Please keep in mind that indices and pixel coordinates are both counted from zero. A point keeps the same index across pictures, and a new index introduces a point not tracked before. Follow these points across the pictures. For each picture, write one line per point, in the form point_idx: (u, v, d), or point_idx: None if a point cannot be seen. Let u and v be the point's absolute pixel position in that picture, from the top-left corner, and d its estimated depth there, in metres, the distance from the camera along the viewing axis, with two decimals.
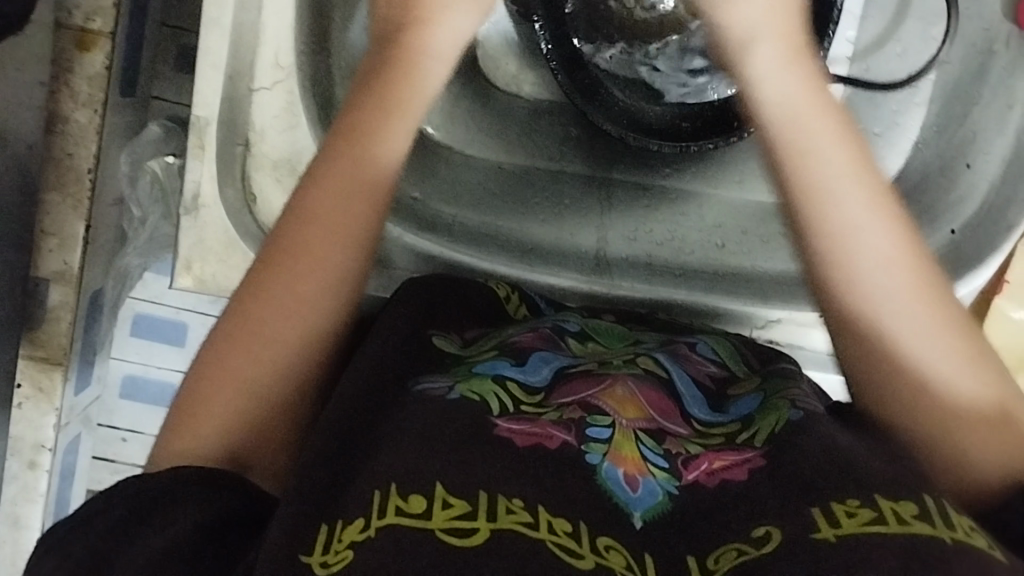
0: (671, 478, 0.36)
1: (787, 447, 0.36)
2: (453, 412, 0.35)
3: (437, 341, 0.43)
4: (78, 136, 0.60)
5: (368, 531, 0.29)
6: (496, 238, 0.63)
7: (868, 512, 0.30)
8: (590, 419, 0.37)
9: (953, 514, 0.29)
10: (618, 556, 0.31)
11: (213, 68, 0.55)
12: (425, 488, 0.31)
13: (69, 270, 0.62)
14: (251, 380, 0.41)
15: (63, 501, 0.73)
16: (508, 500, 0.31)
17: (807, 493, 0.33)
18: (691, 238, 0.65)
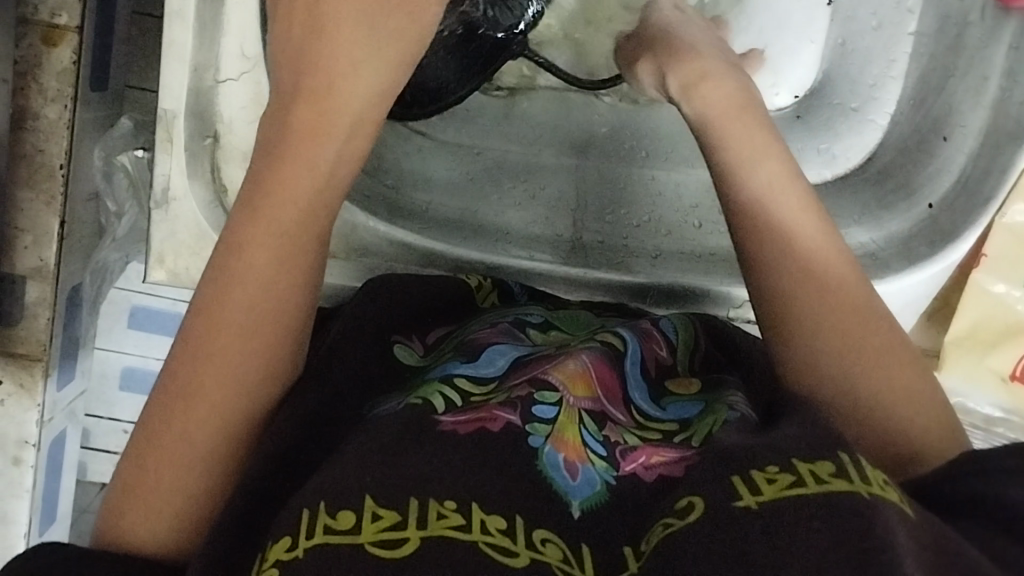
0: (610, 467, 0.36)
1: (718, 440, 0.36)
2: (395, 418, 0.36)
3: (399, 350, 0.47)
4: (49, 132, 0.60)
5: (296, 550, 0.29)
6: (466, 224, 0.62)
7: (787, 476, 0.31)
8: (539, 397, 0.38)
9: (866, 468, 0.31)
10: (554, 549, 0.31)
11: (178, 61, 0.55)
12: (354, 502, 0.31)
13: (45, 266, 0.62)
14: (197, 431, 0.38)
15: (51, 496, 0.74)
16: (439, 503, 0.31)
17: (727, 465, 0.33)
18: (667, 218, 0.64)
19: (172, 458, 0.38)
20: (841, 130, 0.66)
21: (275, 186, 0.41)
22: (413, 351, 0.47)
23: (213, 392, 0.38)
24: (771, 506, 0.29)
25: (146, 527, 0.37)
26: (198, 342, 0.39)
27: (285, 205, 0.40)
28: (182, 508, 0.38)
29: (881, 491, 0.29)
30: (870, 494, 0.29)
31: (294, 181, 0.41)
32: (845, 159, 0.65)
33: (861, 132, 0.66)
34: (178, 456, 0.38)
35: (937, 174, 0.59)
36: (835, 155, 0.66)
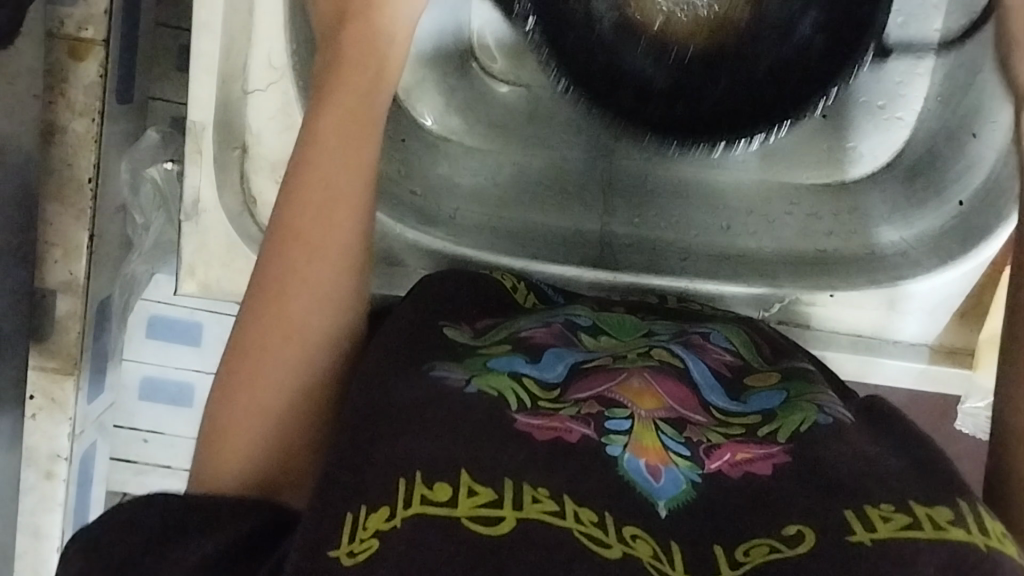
0: (694, 465, 0.38)
1: (812, 447, 0.39)
2: (460, 417, 0.37)
3: (449, 329, 0.46)
4: (76, 145, 0.60)
5: (393, 521, 0.31)
6: (498, 229, 0.62)
7: (903, 517, 0.33)
8: (609, 414, 0.39)
9: (977, 516, 0.33)
10: (643, 545, 0.33)
11: (207, 72, 0.55)
12: (451, 477, 0.33)
13: (75, 279, 0.62)
14: (277, 383, 0.43)
15: (82, 508, 0.74)
16: (534, 489, 0.34)
17: (830, 494, 0.35)
18: (696, 219, 0.64)
19: (248, 427, 0.43)
20: (869, 130, 0.67)
21: (309, 181, 0.46)
22: (461, 331, 0.46)
23: (280, 370, 0.43)
24: (886, 544, 0.32)
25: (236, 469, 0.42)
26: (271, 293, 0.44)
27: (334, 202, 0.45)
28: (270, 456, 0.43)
29: (997, 544, 0.32)
30: (989, 546, 0.32)
31: (333, 180, 0.46)
32: (874, 160, 0.66)
33: (888, 131, 0.66)
34: (252, 424, 0.43)
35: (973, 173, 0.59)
36: (863, 153, 0.67)
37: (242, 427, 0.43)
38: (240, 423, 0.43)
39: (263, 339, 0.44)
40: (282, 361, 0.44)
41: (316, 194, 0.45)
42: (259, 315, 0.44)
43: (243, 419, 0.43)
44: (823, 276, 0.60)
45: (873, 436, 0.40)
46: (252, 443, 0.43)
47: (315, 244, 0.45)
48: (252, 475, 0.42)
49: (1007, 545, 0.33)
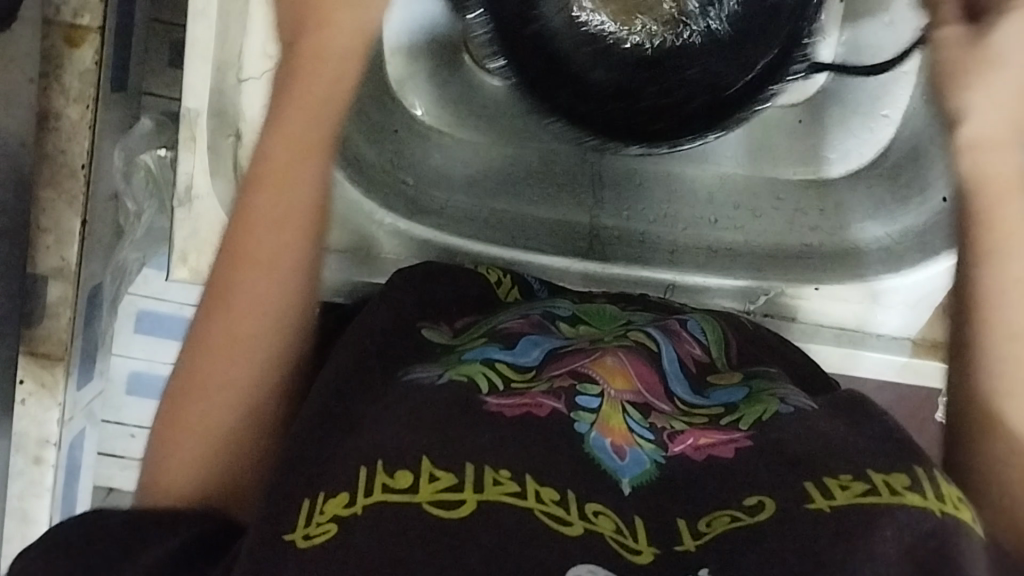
0: (658, 448, 0.39)
1: (774, 436, 0.39)
2: (433, 399, 0.38)
3: (428, 331, 0.47)
4: (70, 132, 0.60)
5: (353, 508, 0.32)
6: (486, 219, 0.63)
7: (861, 485, 0.34)
8: (581, 389, 0.40)
9: (940, 483, 0.34)
10: (606, 521, 0.34)
11: (201, 59, 0.55)
12: (411, 464, 0.34)
13: (66, 265, 0.63)
14: (229, 394, 0.42)
15: (69, 497, 0.74)
16: (495, 471, 0.34)
17: (795, 470, 0.36)
18: (683, 213, 0.65)
19: (193, 438, 0.41)
20: (855, 126, 0.67)
21: (264, 177, 0.42)
22: (442, 333, 0.48)
23: (228, 378, 0.42)
24: (842, 509, 0.33)
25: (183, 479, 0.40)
26: (229, 302, 0.42)
27: (292, 202, 0.42)
28: (221, 464, 0.41)
29: (954, 508, 0.32)
30: (943, 511, 0.32)
31: (297, 181, 0.42)
32: (860, 156, 0.66)
33: (874, 129, 0.66)
34: (199, 436, 0.41)
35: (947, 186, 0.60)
36: (849, 150, 0.67)
37: (188, 440, 0.41)
38: (188, 434, 0.41)
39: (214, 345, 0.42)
40: (235, 363, 0.42)
41: (281, 197, 0.42)
42: (209, 320, 0.42)
43: (189, 431, 0.41)
44: (804, 270, 0.61)
45: (838, 417, 0.41)
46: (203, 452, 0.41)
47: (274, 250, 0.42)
48: (203, 483, 0.41)
49: (964, 509, 0.33)
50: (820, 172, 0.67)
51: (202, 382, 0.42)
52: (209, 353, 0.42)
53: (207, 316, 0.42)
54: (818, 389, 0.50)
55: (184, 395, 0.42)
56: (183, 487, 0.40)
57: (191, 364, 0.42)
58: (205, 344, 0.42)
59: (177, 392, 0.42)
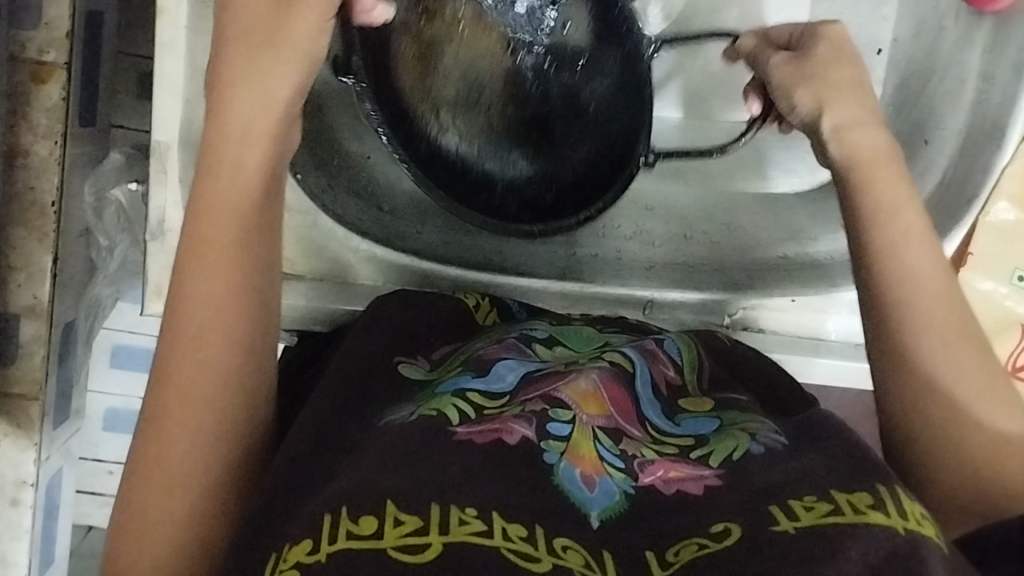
0: (628, 478, 0.39)
1: (744, 473, 0.39)
2: (408, 435, 0.38)
3: (406, 367, 0.47)
4: (39, 169, 0.60)
5: (318, 556, 0.31)
6: (464, 246, 0.63)
7: (825, 505, 0.35)
8: (552, 415, 0.40)
9: (900, 501, 0.35)
10: (575, 555, 0.34)
11: (170, 93, 0.55)
12: (376, 508, 0.33)
13: (39, 303, 0.62)
14: (186, 466, 0.40)
15: (48, 539, 0.73)
16: (461, 510, 0.33)
17: (767, 496, 0.37)
18: (656, 231, 0.65)
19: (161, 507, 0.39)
20: None
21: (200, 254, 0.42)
22: (418, 368, 0.47)
23: (183, 448, 0.40)
24: (810, 529, 0.34)
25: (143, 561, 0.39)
26: (183, 362, 0.41)
27: (216, 279, 0.42)
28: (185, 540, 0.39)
29: (916, 527, 0.34)
30: (907, 529, 0.33)
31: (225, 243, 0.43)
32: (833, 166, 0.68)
33: None
34: (163, 515, 0.39)
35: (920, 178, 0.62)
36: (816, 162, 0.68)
37: (147, 520, 0.39)
38: (147, 512, 0.39)
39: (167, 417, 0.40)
40: (187, 434, 0.40)
41: (202, 282, 0.42)
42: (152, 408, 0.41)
43: (148, 508, 0.39)
44: (781, 284, 0.61)
45: (814, 451, 0.41)
46: (162, 529, 0.39)
47: (211, 316, 0.42)
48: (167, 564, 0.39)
49: (926, 526, 0.34)
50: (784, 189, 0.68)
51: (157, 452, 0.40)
52: (157, 437, 0.40)
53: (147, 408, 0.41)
54: (797, 404, 0.49)
55: (139, 469, 0.40)
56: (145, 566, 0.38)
57: (147, 435, 0.40)
58: (162, 419, 0.40)
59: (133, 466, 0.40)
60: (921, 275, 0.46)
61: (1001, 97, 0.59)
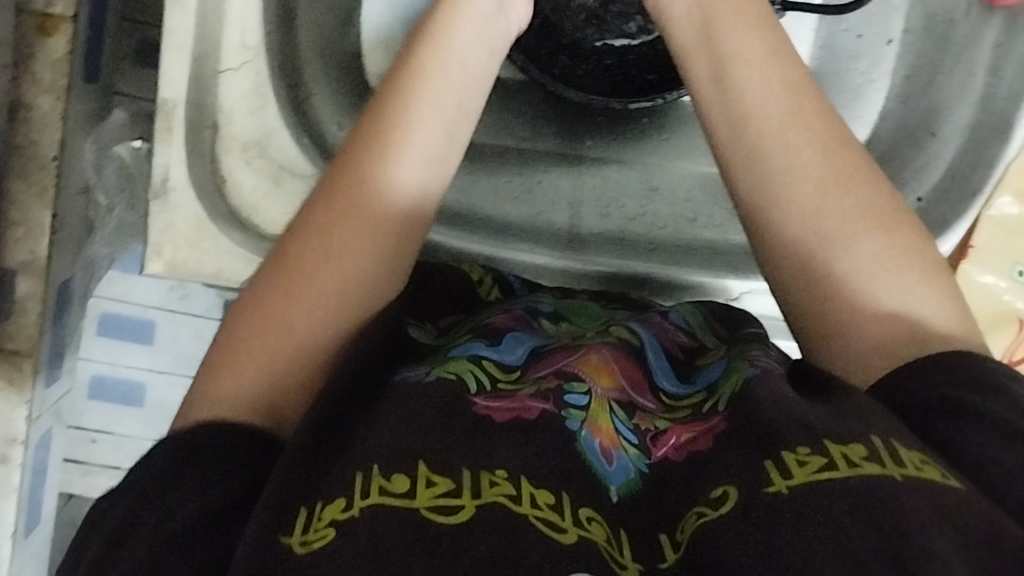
0: (642, 455, 0.40)
1: (744, 401, 0.39)
2: (426, 398, 0.38)
3: (414, 329, 0.45)
4: (41, 123, 0.59)
5: (351, 511, 0.33)
6: (469, 219, 0.63)
7: (819, 459, 0.34)
8: (567, 387, 0.41)
9: (900, 449, 0.33)
10: (598, 528, 0.35)
11: (179, 50, 0.54)
12: (408, 468, 0.34)
13: (37, 259, 0.61)
14: (293, 322, 0.42)
15: (35, 498, 0.73)
16: (491, 474, 0.35)
17: (762, 446, 0.36)
18: (662, 212, 0.65)
19: (239, 372, 0.41)
20: None
21: (364, 141, 0.44)
22: (427, 330, 0.46)
23: (296, 299, 0.42)
24: (803, 491, 0.33)
25: (227, 391, 0.41)
26: (319, 225, 0.43)
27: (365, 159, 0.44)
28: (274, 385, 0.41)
29: (918, 470, 0.32)
30: (903, 476, 0.32)
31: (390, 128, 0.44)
32: None
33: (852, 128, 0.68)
34: (260, 357, 0.41)
35: (924, 170, 0.62)
36: None
37: (242, 357, 0.41)
38: (246, 353, 0.41)
39: (282, 281, 0.42)
40: (302, 290, 0.42)
41: (355, 157, 0.44)
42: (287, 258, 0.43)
43: (247, 350, 0.41)
44: None
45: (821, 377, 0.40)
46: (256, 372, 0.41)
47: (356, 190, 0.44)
48: (247, 407, 0.40)
49: (930, 471, 0.32)
50: None
51: (274, 298, 0.42)
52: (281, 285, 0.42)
53: (284, 254, 0.43)
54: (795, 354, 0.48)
55: (250, 308, 0.42)
56: (227, 406, 0.40)
57: (271, 281, 0.43)
58: (286, 270, 0.43)
59: (250, 304, 0.43)
60: (814, 177, 0.42)
61: (1009, 93, 0.59)
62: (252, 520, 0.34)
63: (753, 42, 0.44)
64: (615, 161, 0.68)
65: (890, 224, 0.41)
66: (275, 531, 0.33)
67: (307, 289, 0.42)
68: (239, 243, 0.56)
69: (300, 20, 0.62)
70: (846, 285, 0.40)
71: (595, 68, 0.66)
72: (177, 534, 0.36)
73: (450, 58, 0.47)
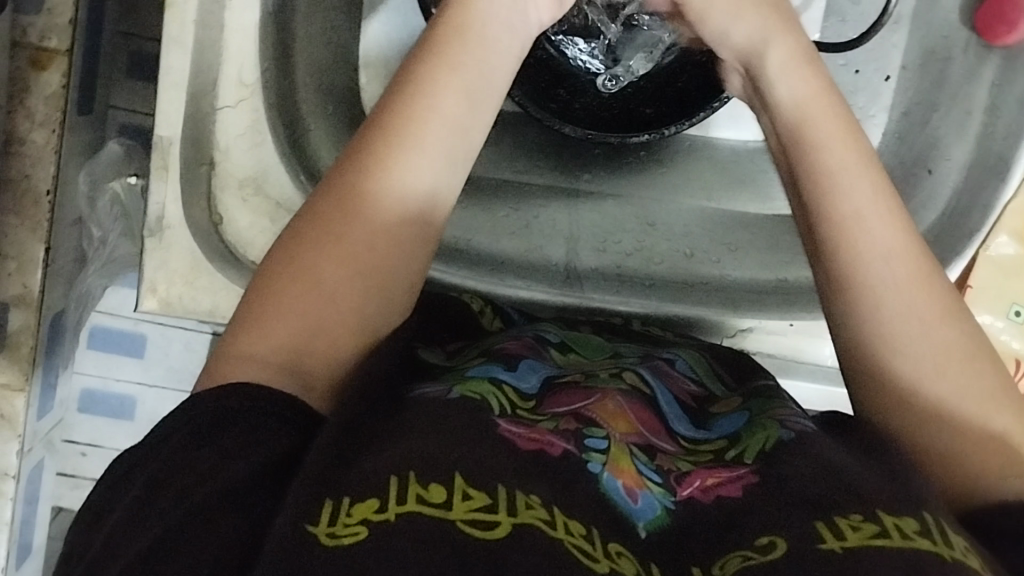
0: (667, 491, 0.39)
1: (775, 461, 0.39)
2: (452, 412, 0.37)
3: (423, 352, 0.45)
4: (35, 157, 0.59)
5: (386, 514, 0.30)
6: (464, 253, 0.62)
7: (872, 526, 0.33)
8: (588, 432, 0.40)
9: (948, 533, 0.32)
10: (627, 562, 0.33)
11: (175, 88, 0.53)
12: (444, 479, 0.32)
13: (29, 293, 0.61)
14: (326, 282, 0.40)
15: (27, 528, 0.72)
16: (527, 496, 0.33)
17: (815, 506, 0.35)
18: (659, 246, 0.65)
19: (271, 330, 0.39)
20: None
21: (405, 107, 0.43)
22: (436, 353, 0.46)
23: (330, 260, 0.40)
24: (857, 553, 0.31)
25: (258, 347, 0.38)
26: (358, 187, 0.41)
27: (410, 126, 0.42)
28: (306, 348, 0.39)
29: (963, 555, 0.31)
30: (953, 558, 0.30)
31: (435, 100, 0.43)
32: None
33: None
34: (293, 315, 0.39)
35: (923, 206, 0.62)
36: None
37: (276, 317, 0.39)
38: (279, 309, 0.39)
39: (316, 239, 0.40)
40: (337, 254, 0.40)
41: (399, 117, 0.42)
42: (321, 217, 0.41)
43: (278, 308, 0.39)
44: (779, 305, 0.61)
45: (847, 438, 0.40)
46: (288, 330, 0.39)
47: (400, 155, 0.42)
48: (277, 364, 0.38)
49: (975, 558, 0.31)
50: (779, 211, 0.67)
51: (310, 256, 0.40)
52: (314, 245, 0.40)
53: (320, 212, 0.41)
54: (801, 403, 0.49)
55: (282, 265, 0.40)
56: (259, 363, 0.38)
57: (304, 238, 0.41)
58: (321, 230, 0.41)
59: (282, 260, 0.40)
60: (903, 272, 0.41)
61: (1006, 133, 0.59)
62: (290, 496, 0.31)
63: (834, 114, 0.43)
64: (612, 196, 0.68)
65: (972, 352, 0.39)
66: (303, 516, 0.30)
67: (344, 254, 0.41)
68: (235, 280, 0.55)
69: (300, 52, 0.61)
70: (917, 397, 0.39)
71: (594, 100, 0.66)
72: (193, 517, 0.31)
73: (473, 34, 0.45)
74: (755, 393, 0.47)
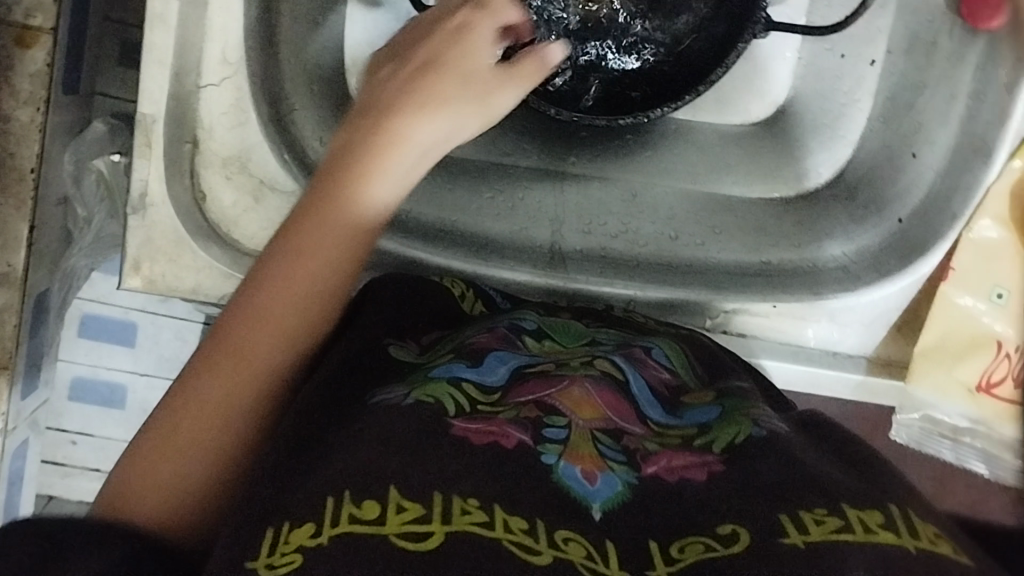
0: (631, 469, 0.39)
1: (746, 455, 0.39)
2: (407, 418, 0.38)
3: (396, 349, 0.46)
4: (20, 135, 0.59)
5: (319, 537, 0.31)
6: (451, 235, 0.62)
7: (835, 520, 0.33)
8: (549, 421, 0.40)
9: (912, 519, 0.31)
10: (576, 548, 0.33)
11: (159, 65, 0.54)
12: (378, 494, 0.33)
13: (13, 272, 0.60)
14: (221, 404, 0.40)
15: (10, 509, 0.72)
16: (463, 501, 0.33)
17: (782, 500, 0.35)
18: (644, 231, 0.65)
19: (167, 459, 0.39)
20: (815, 145, 0.69)
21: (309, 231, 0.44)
22: (408, 350, 0.46)
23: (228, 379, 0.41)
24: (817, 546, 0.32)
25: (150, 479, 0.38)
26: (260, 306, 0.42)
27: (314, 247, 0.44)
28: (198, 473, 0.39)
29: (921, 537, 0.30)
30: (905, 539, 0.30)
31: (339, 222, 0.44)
32: (817, 175, 0.69)
33: (832, 148, 0.69)
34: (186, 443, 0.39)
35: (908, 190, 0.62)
36: (807, 168, 0.69)
37: (168, 444, 0.39)
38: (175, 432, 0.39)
39: (217, 364, 0.41)
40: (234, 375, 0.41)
41: (304, 238, 0.44)
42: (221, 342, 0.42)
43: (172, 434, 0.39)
44: (764, 289, 0.61)
45: (810, 445, 0.41)
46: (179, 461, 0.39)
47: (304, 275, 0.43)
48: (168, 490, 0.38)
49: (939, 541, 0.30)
50: (765, 197, 0.68)
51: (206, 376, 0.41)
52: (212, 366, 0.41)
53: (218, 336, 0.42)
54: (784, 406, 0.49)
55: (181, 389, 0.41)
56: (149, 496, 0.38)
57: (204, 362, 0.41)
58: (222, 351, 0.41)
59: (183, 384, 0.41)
60: None
61: None
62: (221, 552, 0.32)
63: None
64: (599, 178, 0.69)
65: None
66: (241, 558, 0.31)
67: (243, 369, 0.41)
68: (217, 259, 0.55)
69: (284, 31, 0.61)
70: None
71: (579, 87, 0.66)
72: None
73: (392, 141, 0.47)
74: (730, 390, 0.47)
